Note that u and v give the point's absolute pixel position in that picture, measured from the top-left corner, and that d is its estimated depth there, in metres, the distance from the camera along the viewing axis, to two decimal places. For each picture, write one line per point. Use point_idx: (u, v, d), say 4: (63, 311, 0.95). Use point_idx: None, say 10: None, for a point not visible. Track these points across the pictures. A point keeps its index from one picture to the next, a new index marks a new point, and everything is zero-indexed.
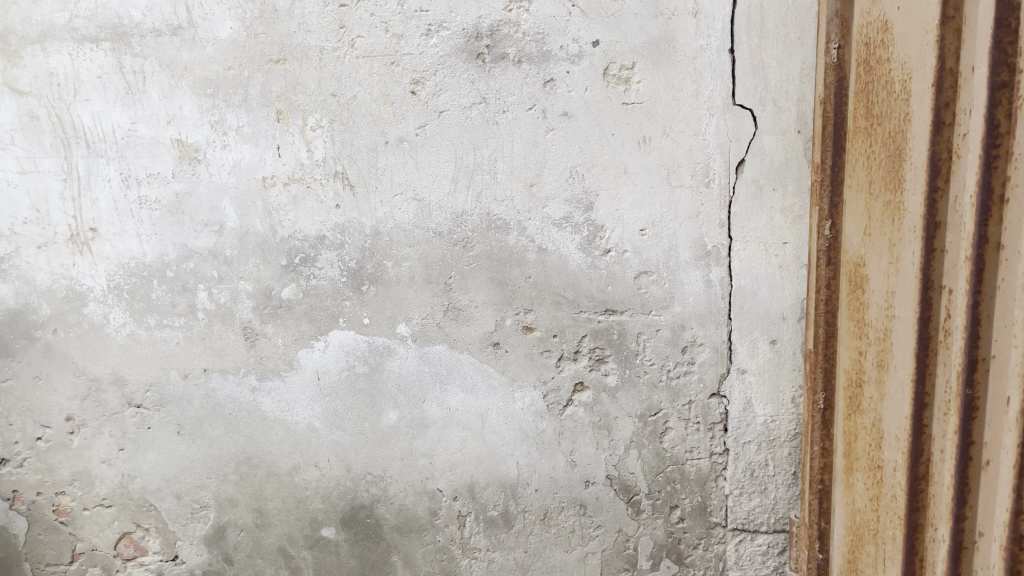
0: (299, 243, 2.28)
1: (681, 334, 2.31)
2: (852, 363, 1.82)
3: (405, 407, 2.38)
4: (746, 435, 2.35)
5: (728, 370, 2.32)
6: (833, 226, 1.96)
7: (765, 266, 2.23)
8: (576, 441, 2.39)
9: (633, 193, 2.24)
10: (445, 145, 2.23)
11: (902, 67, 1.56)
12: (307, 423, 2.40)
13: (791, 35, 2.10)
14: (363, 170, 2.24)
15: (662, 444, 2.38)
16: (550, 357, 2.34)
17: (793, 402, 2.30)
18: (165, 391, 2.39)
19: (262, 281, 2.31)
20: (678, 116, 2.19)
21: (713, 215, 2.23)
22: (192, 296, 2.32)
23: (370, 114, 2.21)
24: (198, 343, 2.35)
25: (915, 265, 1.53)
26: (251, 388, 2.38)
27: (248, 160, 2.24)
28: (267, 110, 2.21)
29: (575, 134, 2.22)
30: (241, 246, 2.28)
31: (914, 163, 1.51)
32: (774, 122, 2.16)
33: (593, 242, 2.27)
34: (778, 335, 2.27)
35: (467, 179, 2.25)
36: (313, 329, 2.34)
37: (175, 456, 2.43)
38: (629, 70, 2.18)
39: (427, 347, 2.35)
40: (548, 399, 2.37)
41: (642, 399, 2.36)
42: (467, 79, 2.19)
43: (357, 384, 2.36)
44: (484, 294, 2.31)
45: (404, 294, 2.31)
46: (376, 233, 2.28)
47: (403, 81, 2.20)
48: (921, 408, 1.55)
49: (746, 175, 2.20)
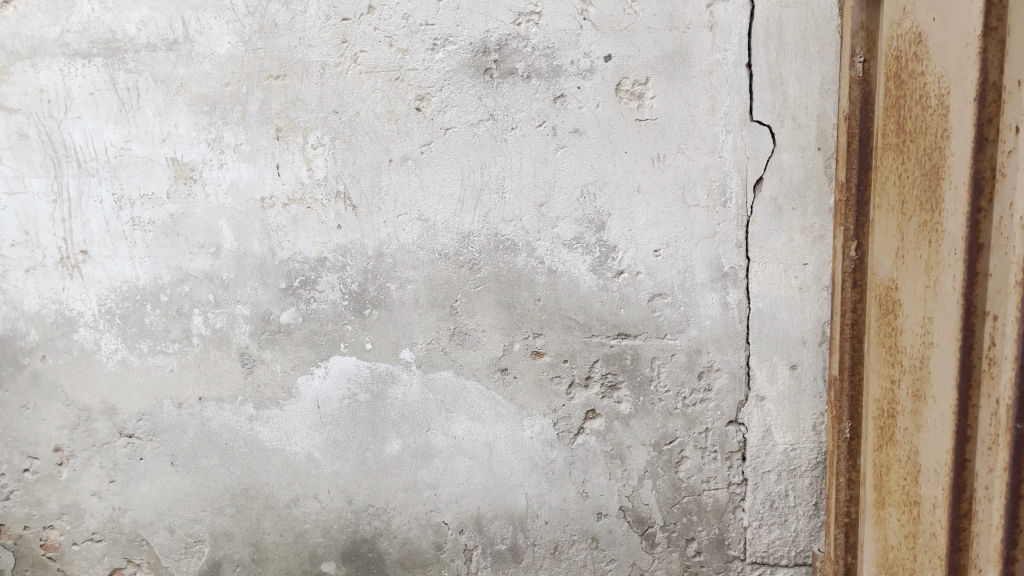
0: (299, 265, 2.19)
1: (697, 359, 2.22)
2: (883, 391, 1.74)
3: (409, 436, 2.28)
4: (765, 464, 2.25)
5: (746, 396, 2.23)
6: (859, 248, 1.89)
7: (784, 287, 2.15)
8: (588, 471, 2.29)
9: (647, 213, 2.15)
10: (451, 163, 2.14)
11: (938, 81, 1.48)
12: (306, 453, 2.29)
13: (811, 49, 2.03)
14: (366, 190, 2.15)
15: (678, 474, 2.28)
16: (560, 384, 2.25)
17: (814, 430, 2.21)
18: (158, 420, 2.28)
19: (260, 305, 2.21)
20: (693, 132, 2.11)
21: (730, 235, 2.14)
22: (187, 321, 2.22)
23: (373, 131, 2.12)
24: (192, 369, 2.25)
25: (956, 290, 1.44)
26: (248, 416, 2.28)
27: (246, 179, 2.14)
28: (266, 127, 2.11)
29: (586, 153, 2.13)
30: (238, 269, 2.19)
31: (954, 183, 1.43)
32: (793, 139, 2.08)
33: (605, 263, 2.19)
34: (798, 360, 2.18)
35: (474, 199, 2.16)
36: (313, 355, 2.24)
37: (169, 488, 2.33)
38: (643, 86, 2.09)
39: (431, 374, 2.25)
40: (559, 427, 2.27)
41: (657, 426, 2.26)
42: (474, 96, 2.11)
43: (359, 412, 2.26)
44: (492, 318, 2.22)
45: (408, 318, 2.22)
46: (379, 255, 2.19)
47: (408, 97, 2.11)
48: (964, 441, 1.46)
49: (764, 193, 2.11)
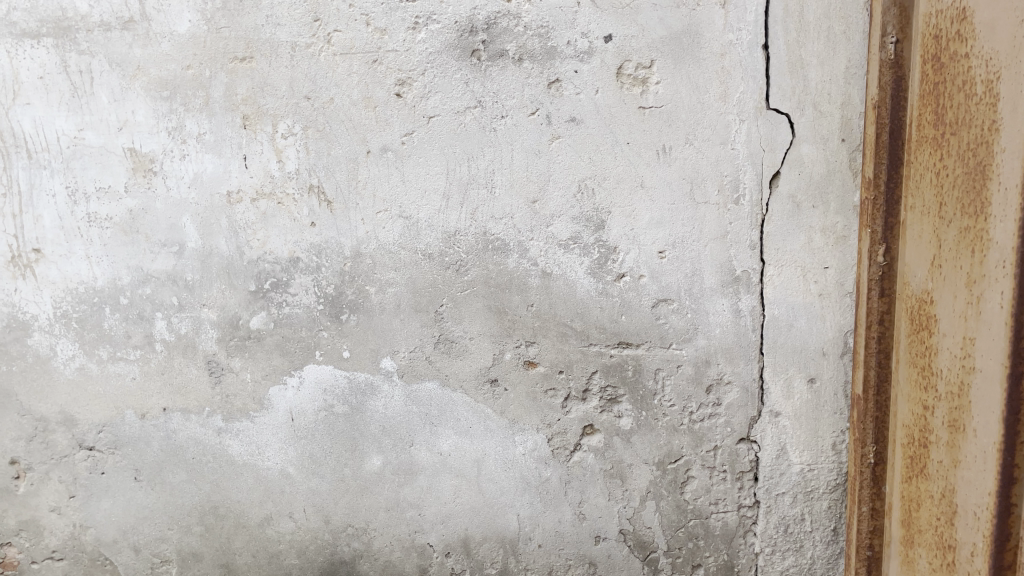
0: (270, 266, 2.00)
1: (705, 371, 2.02)
2: (914, 418, 1.54)
3: (391, 451, 2.10)
4: (779, 486, 2.06)
5: (759, 412, 2.03)
6: (888, 253, 1.68)
7: (802, 293, 1.95)
8: (585, 491, 2.10)
9: (651, 210, 1.95)
10: (435, 154, 1.94)
11: (986, 65, 1.27)
12: (279, 468, 2.12)
13: (835, 29, 1.82)
14: (341, 183, 1.96)
15: (683, 495, 2.09)
16: (555, 397, 2.06)
17: (833, 449, 2.02)
18: (120, 432, 2.11)
19: (227, 309, 2.03)
20: (703, 122, 1.90)
21: (743, 235, 1.94)
22: (149, 325, 2.05)
23: (349, 119, 1.93)
24: (156, 378, 2.07)
25: (1004, 309, 1.24)
26: (216, 429, 2.10)
27: (210, 172, 1.95)
28: (232, 115, 1.92)
29: (584, 144, 1.93)
30: (203, 270, 2.00)
31: (1003, 184, 1.22)
32: (814, 129, 1.87)
33: (604, 265, 1.99)
34: (816, 372, 1.99)
35: (461, 194, 1.96)
36: (286, 364, 2.06)
37: (133, 504, 2.16)
38: (647, 70, 1.89)
39: (415, 384, 2.06)
40: (553, 444, 2.08)
41: (661, 444, 2.07)
42: (460, 80, 1.91)
43: (336, 426, 2.08)
44: (481, 325, 2.03)
45: (389, 324, 2.03)
46: (356, 256, 2.00)
47: (387, 82, 1.91)
48: (1009, 483, 1.26)
49: (781, 189, 1.91)
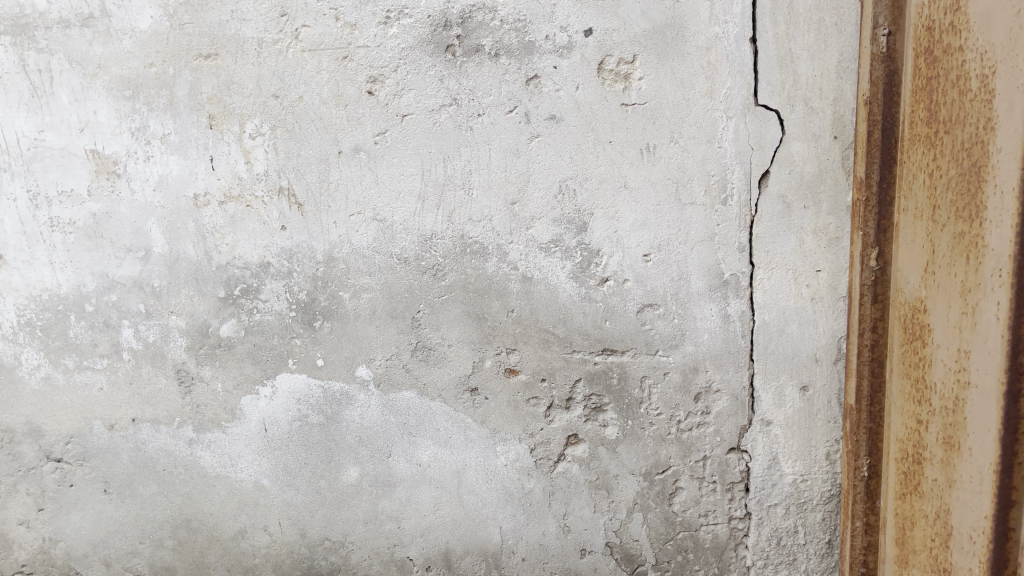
0: (239, 271, 1.92)
1: (693, 379, 1.94)
2: (908, 432, 1.46)
3: (368, 463, 2.02)
4: (772, 497, 1.98)
5: (749, 421, 1.95)
6: (881, 256, 1.60)
7: (794, 297, 1.87)
8: (570, 503, 2.03)
9: (635, 212, 1.87)
10: (410, 155, 1.87)
11: (981, 58, 1.19)
12: (253, 480, 2.04)
13: (826, 21, 1.74)
14: (312, 185, 1.88)
15: (671, 507, 2.01)
16: (538, 406, 1.98)
17: (827, 459, 1.94)
18: (88, 444, 2.05)
19: (196, 316, 1.95)
20: (688, 119, 1.82)
21: (732, 237, 1.86)
22: (116, 333, 1.97)
23: (319, 118, 1.85)
24: (124, 388, 2.00)
25: (1000, 321, 1.16)
26: (187, 440, 2.03)
27: (176, 174, 1.88)
28: (197, 114, 1.85)
29: (565, 142, 1.85)
30: (171, 276, 1.93)
31: (999, 186, 1.14)
32: (805, 126, 1.79)
33: (587, 269, 1.91)
34: (809, 380, 1.91)
35: (437, 196, 1.89)
36: (258, 373, 1.98)
37: (103, 517, 2.09)
38: (629, 65, 1.80)
39: (392, 394, 1.99)
40: (536, 454, 2.00)
41: (647, 454, 1.99)
42: (435, 77, 1.83)
43: (311, 437, 2.01)
44: (459, 331, 1.95)
45: (365, 331, 1.95)
46: (329, 260, 1.92)
47: (359, 79, 1.83)
48: (1006, 507, 1.18)
49: (771, 189, 1.83)
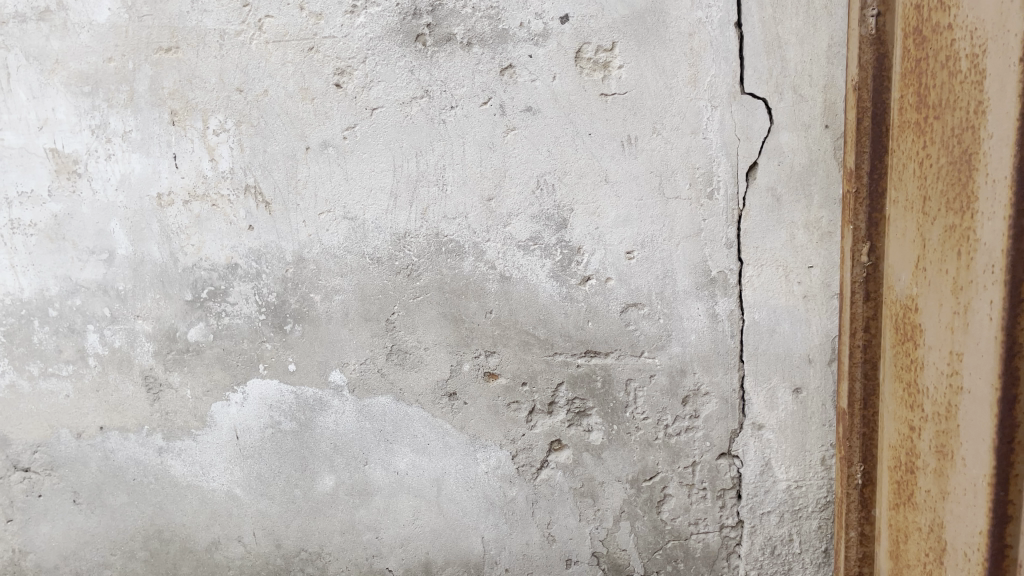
0: (206, 273, 1.87)
1: (681, 381, 1.86)
2: (901, 439, 1.38)
3: (344, 471, 1.95)
4: (765, 504, 1.89)
5: (740, 425, 1.87)
6: (873, 252, 1.51)
7: (785, 295, 1.78)
8: (554, 512, 1.94)
9: (617, 207, 1.79)
10: (380, 150, 1.80)
11: (970, 36, 1.10)
12: (225, 489, 1.97)
13: (814, 4, 1.65)
14: (280, 183, 1.82)
15: (660, 516, 1.92)
16: (519, 411, 1.89)
17: (822, 465, 1.85)
18: (55, 452, 1.98)
19: (163, 320, 1.89)
20: (671, 109, 1.73)
21: (718, 233, 1.78)
22: (81, 339, 1.92)
23: (286, 113, 1.79)
24: (91, 395, 1.95)
25: (993, 321, 1.08)
26: (157, 448, 1.96)
27: (138, 173, 1.84)
28: (159, 110, 1.80)
29: (543, 135, 1.77)
30: (136, 279, 1.88)
31: (991, 175, 1.06)
32: (794, 115, 1.71)
33: (568, 268, 1.82)
34: (802, 382, 1.82)
35: (410, 193, 1.81)
36: (228, 379, 1.91)
37: (72, 528, 2.02)
38: (608, 53, 1.72)
39: (367, 399, 1.91)
40: (518, 461, 1.92)
41: (634, 460, 1.90)
42: (405, 68, 1.76)
43: (284, 445, 1.94)
44: (436, 334, 1.87)
45: (338, 334, 1.88)
46: (299, 261, 1.85)
47: (326, 71, 1.77)
48: (1003, 521, 1.11)
49: (760, 182, 1.74)
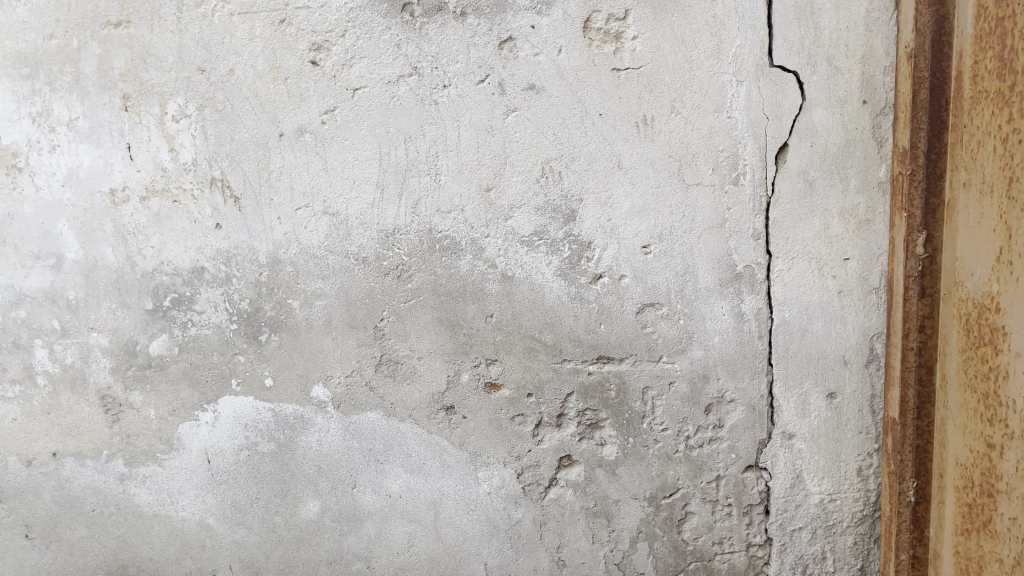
0: (169, 279, 1.66)
1: (703, 389, 1.67)
2: (973, 456, 1.23)
3: (329, 496, 1.74)
4: (796, 521, 1.71)
5: (768, 435, 1.68)
6: (930, 243, 1.34)
7: (818, 291, 1.59)
8: (564, 534, 1.75)
9: (632, 196, 1.60)
10: (364, 135, 1.59)
11: None
12: (196, 519, 1.76)
13: None
14: (250, 175, 1.61)
15: (681, 535, 1.74)
16: (524, 425, 1.70)
17: (860, 477, 1.67)
18: (3, 483, 1.77)
19: (121, 332, 1.69)
20: (691, 85, 1.55)
21: (745, 223, 1.59)
22: (28, 354, 1.71)
23: (255, 95, 1.59)
24: (41, 418, 1.73)
25: None
26: (118, 476, 1.75)
27: (88, 166, 1.63)
28: (109, 94, 1.60)
29: (547, 117, 1.58)
30: (89, 287, 1.67)
31: None
32: (828, 90, 1.52)
33: (577, 265, 1.63)
34: (838, 386, 1.63)
35: (398, 184, 1.61)
36: (196, 397, 1.71)
37: (26, 566, 1.81)
38: (621, 22, 1.53)
39: (354, 416, 1.71)
40: (524, 480, 1.73)
41: (652, 475, 1.72)
42: (390, 43, 1.56)
43: (262, 468, 1.73)
44: (430, 341, 1.67)
45: (320, 344, 1.68)
46: (274, 263, 1.64)
47: (300, 47, 1.57)
48: None
49: (790, 165, 1.56)
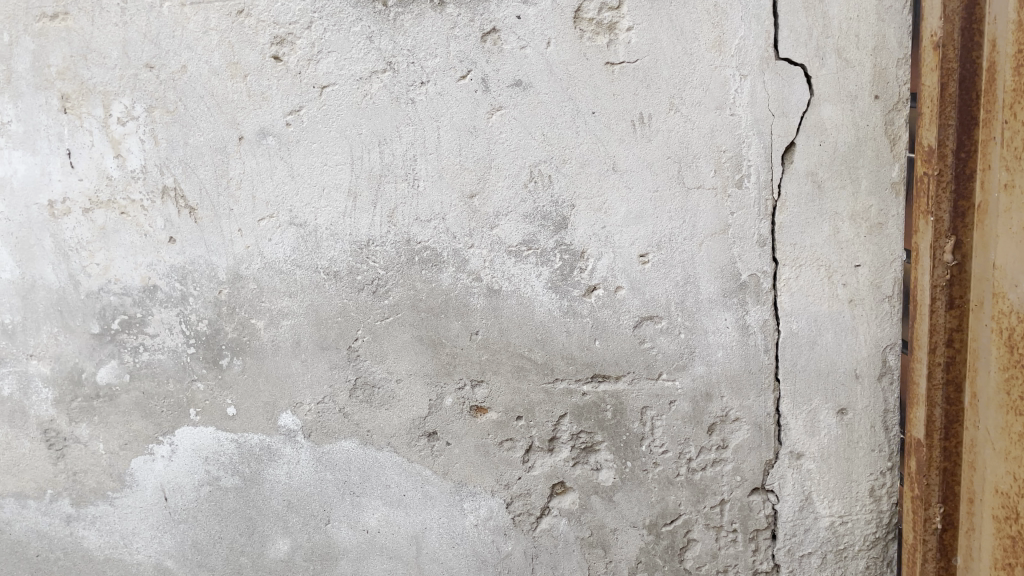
0: (117, 299, 1.50)
1: (706, 407, 1.54)
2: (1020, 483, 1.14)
3: (300, 533, 1.59)
4: (807, 546, 1.58)
5: (776, 455, 1.55)
6: (960, 249, 1.22)
7: (828, 301, 1.48)
8: (557, 567, 1.61)
9: (627, 202, 1.47)
10: (334, 138, 1.45)
11: None
12: (153, 562, 1.60)
13: None
14: (207, 183, 1.46)
15: (683, 565, 1.60)
16: (513, 450, 1.56)
17: (873, 498, 1.55)
18: None
19: (64, 359, 1.52)
20: (691, 80, 1.42)
21: (749, 229, 1.47)
22: None
23: (211, 94, 1.43)
24: None
25: None
26: (64, 517, 1.59)
27: (23, 176, 1.47)
28: (46, 95, 1.43)
29: (535, 116, 1.44)
30: (28, 310, 1.51)
31: None
32: (838, 84, 1.41)
33: (569, 276, 1.50)
34: (850, 402, 1.51)
35: (372, 191, 1.46)
36: (151, 429, 1.54)
37: None
38: (614, 11, 1.40)
39: (327, 446, 1.56)
40: (513, 510, 1.58)
41: (651, 502, 1.58)
42: (361, 35, 1.42)
43: (225, 505, 1.57)
44: (410, 362, 1.53)
45: (288, 367, 1.52)
46: (235, 280, 1.49)
47: (260, 40, 1.42)
48: None
49: (797, 166, 1.44)
